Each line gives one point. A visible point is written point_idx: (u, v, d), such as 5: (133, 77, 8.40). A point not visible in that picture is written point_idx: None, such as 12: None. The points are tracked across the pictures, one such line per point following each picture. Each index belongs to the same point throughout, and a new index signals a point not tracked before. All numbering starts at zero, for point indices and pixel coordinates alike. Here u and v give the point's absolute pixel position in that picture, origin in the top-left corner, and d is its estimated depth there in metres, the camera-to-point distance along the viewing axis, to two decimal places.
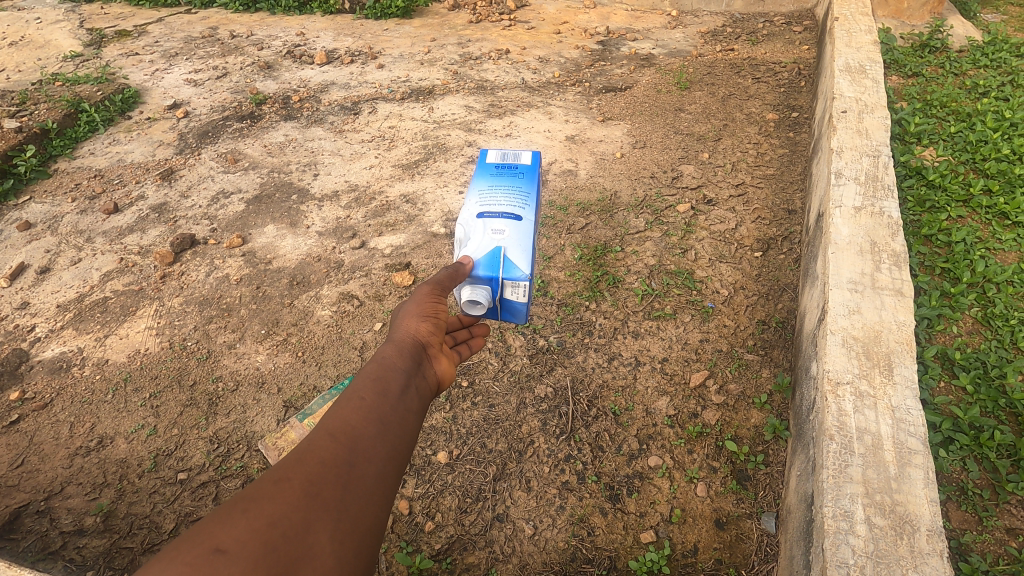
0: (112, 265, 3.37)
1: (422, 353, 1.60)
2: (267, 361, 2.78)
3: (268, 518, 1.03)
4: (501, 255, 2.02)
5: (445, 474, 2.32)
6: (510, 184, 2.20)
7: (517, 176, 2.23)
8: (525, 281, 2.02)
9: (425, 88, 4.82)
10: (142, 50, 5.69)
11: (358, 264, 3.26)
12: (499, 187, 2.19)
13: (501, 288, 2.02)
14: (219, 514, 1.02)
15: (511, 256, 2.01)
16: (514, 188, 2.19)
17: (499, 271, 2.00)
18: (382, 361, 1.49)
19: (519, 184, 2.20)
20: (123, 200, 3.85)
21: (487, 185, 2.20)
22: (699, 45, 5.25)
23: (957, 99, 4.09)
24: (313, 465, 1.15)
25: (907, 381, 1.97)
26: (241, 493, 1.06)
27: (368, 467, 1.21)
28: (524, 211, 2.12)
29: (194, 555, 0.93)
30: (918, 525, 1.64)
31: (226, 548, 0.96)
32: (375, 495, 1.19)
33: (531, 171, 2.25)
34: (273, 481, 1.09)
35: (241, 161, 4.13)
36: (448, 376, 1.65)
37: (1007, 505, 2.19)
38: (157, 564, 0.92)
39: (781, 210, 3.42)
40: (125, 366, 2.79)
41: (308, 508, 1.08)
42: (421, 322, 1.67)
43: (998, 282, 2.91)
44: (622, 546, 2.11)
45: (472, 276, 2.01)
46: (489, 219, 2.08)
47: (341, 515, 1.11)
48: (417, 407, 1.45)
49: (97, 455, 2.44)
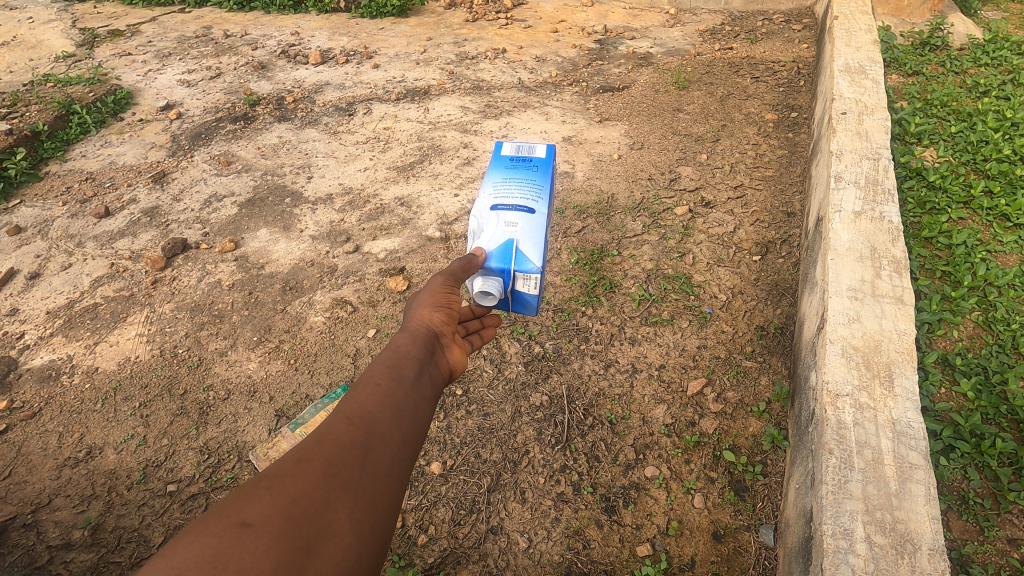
0: (103, 271, 3.33)
1: (435, 341, 1.56)
2: (259, 369, 2.74)
3: (290, 495, 1.01)
4: (514, 248, 1.97)
5: (438, 485, 2.29)
6: (525, 178, 2.13)
7: (533, 170, 2.16)
8: (538, 273, 1.97)
9: (421, 88, 4.77)
10: (135, 50, 5.63)
11: (352, 269, 3.22)
12: (514, 181, 2.12)
13: (513, 280, 1.98)
14: (243, 492, 1.00)
15: (523, 249, 1.96)
16: (529, 183, 2.12)
17: (511, 263, 1.96)
18: (396, 349, 1.45)
19: (534, 178, 2.13)
20: (115, 204, 3.81)
21: (502, 179, 2.13)
22: (697, 44, 5.20)
23: (958, 98, 4.04)
24: (331, 446, 1.12)
25: (907, 393, 1.94)
26: (262, 475, 1.05)
27: (385, 449, 1.18)
28: (537, 204, 2.05)
29: (221, 528, 0.92)
30: (919, 544, 1.61)
31: (252, 522, 0.94)
32: (392, 475, 1.15)
33: (546, 164, 2.18)
34: (294, 461, 1.07)
35: (234, 163, 4.09)
36: (460, 365, 1.61)
37: (1009, 515, 2.15)
38: (186, 537, 0.90)
39: (780, 212, 3.38)
40: (115, 374, 2.76)
41: (327, 487, 1.05)
42: (434, 312, 1.62)
43: (999, 285, 2.87)
44: (618, 560, 2.08)
45: (485, 267, 1.97)
46: (503, 212, 2.03)
47: (359, 494, 1.08)
48: (431, 394, 1.40)
49: (86, 466, 2.41)
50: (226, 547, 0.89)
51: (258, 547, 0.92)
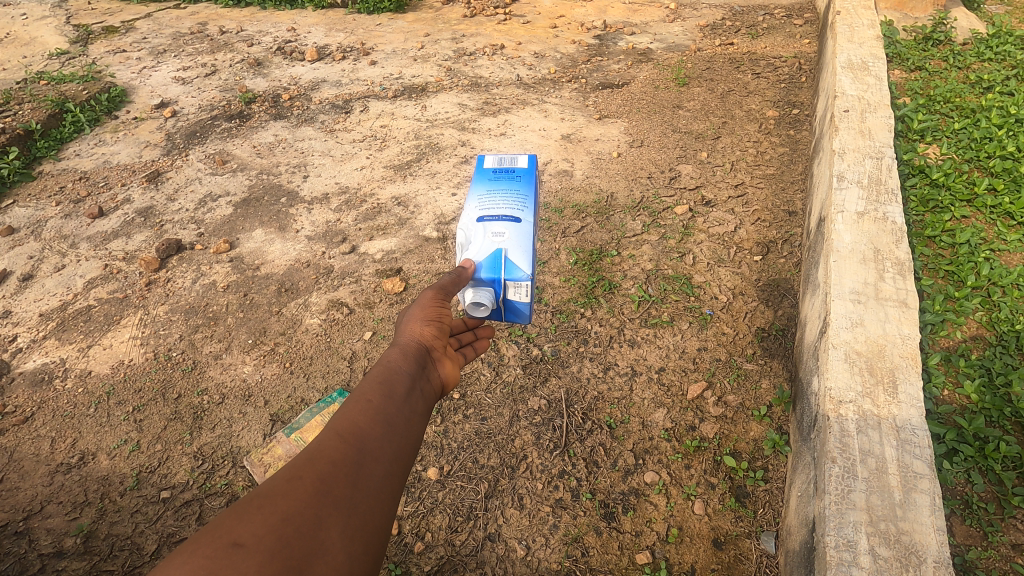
0: (97, 272, 3.29)
1: (427, 355, 1.52)
2: (254, 372, 2.71)
3: (282, 514, 0.97)
4: (503, 257, 1.94)
5: (435, 492, 2.26)
6: (509, 186, 2.10)
7: (516, 179, 2.13)
8: (528, 281, 1.94)
9: (418, 85, 4.72)
10: (129, 47, 5.57)
11: (348, 269, 3.18)
12: (498, 191, 2.08)
13: (504, 290, 1.94)
14: (234, 511, 0.96)
15: (512, 258, 1.93)
16: (513, 191, 2.08)
17: (501, 273, 1.93)
18: (387, 363, 1.41)
19: (517, 187, 2.10)
20: (109, 203, 3.77)
21: (486, 189, 2.09)
22: (698, 39, 5.14)
23: (961, 94, 3.99)
24: (323, 463, 1.08)
25: (911, 399, 1.91)
26: (254, 492, 1.00)
27: (377, 465, 1.14)
28: (523, 212, 2.02)
29: (212, 548, 0.88)
30: (924, 556, 1.58)
31: (244, 543, 0.91)
32: (384, 493, 1.12)
33: (528, 174, 2.15)
34: (285, 479, 1.03)
35: (229, 162, 4.04)
36: (453, 378, 1.57)
37: (1013, 520, 2.12)
38: (175, 559, 0.86)
39: (782, 211, 3.34)
40: (108, 378, 2.72)
41: (319, 505, 1.02)
42: (425, 326, 1.58)
43: (1003, 285, 2.82)
44: (617, 567, 2.05)
45: (475, 278, 1.94)
46: (489, 221, 1.99)
47: (351, 512, 1.05)
48: (423, 409, 1.37)
49: (78, 473, 2.38)
50: (217, 569, 0.85)
51: (250, 568, 0.88)
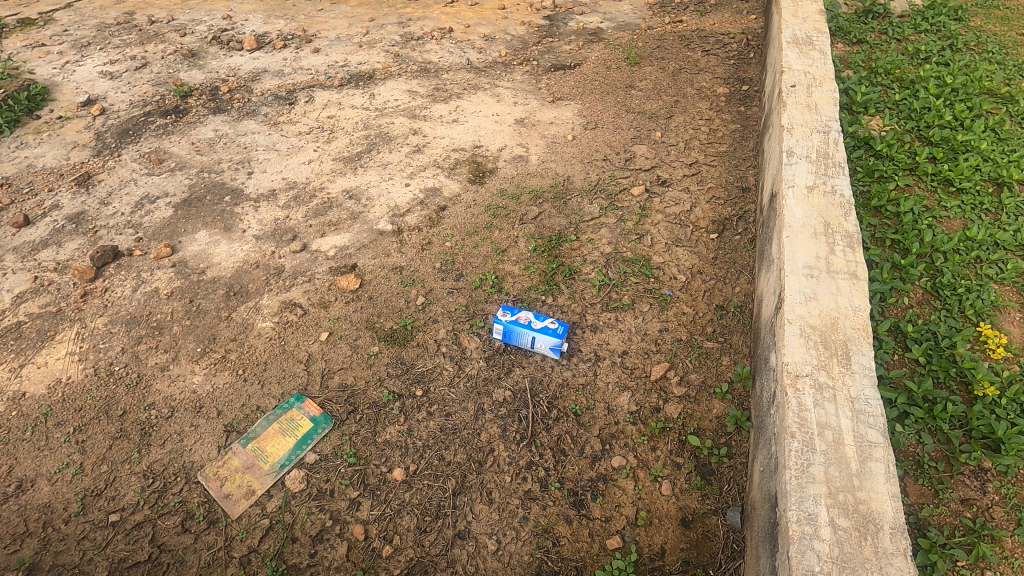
0: (26, 285, 3.07)
1: None
2: (204, 382, 2.57)
3: None
4: (544, 337, 2.55)
5: (401, 493, 2.21)
6: (539, 323, 2.58)
7: (556, 347, 2.55)
8: (546, 344, 2.55)
9: (365, 73, 4.55)
10: (49, 40, 5.20)
11: (300, 268, 3.05)
12: (514, 321, 2.60)
13: (542, 343, 2.56)
14: None
15: (549, 343, 2.55)
16: (546, 345, 2.56)
17: (544, 341, 2.55)
18: None
19: (552, 331, 2.55)
20: (34, 211, 3.51)
21: (555, 326, 2.56)
22: (647, 17, 5.11)
23: (901, 65, 4.08)
24: None
25: (864, 370, 1.96)
26: None
27: None
28: (541, 340, 2.56)
29: None
30: (881, 524, 1.64)
31: None
32: None
33: (549, 337, 2.54)
34: None
35: (166, 161, 3.82)
36: None
37: (961, 476, 2.20)
38: None
39: (735, 187, 3.36)
40: (44, 399, 2.55)
41: None
42: None
43: (945, 251, 2.92)
44: (589, 554, 2.06)
45: (546, 343, 2.55)
46: (541, 338, 2.56)
47: None
48: None
49: (17, 502, 2.23)
50: None
51: None
